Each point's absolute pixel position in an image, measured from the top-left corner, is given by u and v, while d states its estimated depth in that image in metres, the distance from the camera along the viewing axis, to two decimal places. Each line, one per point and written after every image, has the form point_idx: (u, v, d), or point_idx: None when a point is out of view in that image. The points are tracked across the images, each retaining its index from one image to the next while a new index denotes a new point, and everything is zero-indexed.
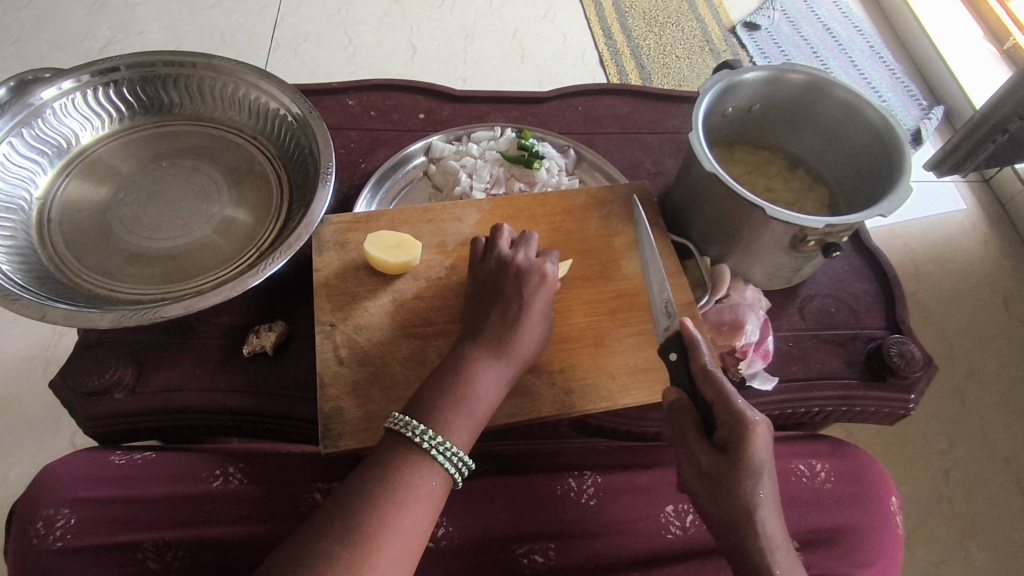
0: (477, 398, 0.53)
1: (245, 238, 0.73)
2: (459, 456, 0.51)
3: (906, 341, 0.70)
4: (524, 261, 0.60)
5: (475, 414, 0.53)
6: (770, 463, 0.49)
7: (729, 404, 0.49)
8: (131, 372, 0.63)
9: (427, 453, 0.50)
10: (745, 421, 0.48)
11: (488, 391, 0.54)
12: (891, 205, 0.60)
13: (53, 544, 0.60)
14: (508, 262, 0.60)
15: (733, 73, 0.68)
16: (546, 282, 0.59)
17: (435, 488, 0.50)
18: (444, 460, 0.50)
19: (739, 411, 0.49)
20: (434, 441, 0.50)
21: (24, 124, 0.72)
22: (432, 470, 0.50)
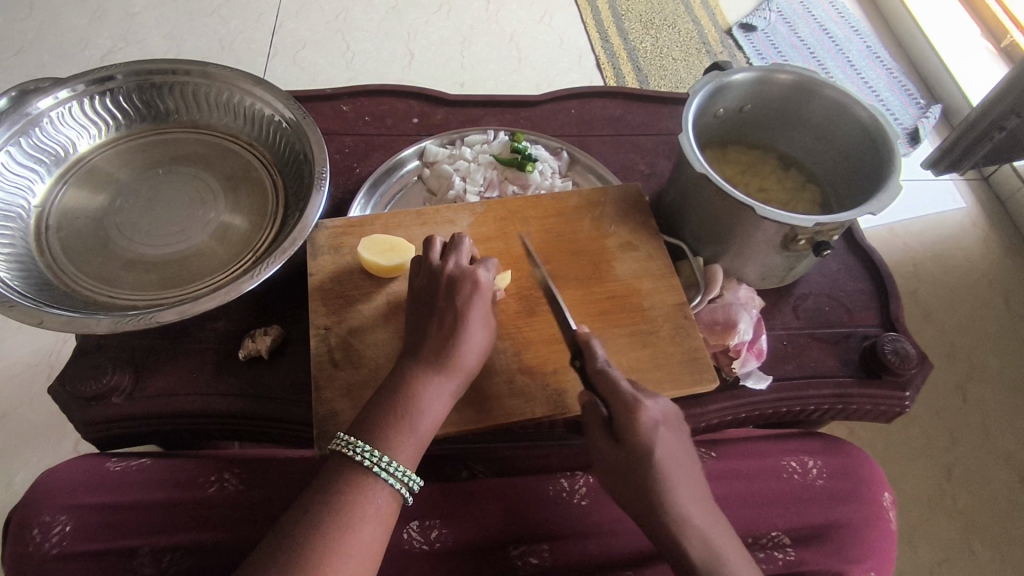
0: (419, 417, 0.54)
1: (241, 243, 0.73)
2: (404, 473, 0.52)
3: (901, 339, 0.70)
4: (453, 271, 0.59)
5: (416, 431, 0.53)
6: (671, 447, 0.52)
7: (618, 390, 0.53)
8: (129, 377, 0.63)
9: (370, 472, 0.51)
10: (635, 402, 0.52)
11: (433, 408, 0.54)
12: (880, 202, 0.60)
13: (49, 550, 0.59)
14: (438, 274, 0.59)
15: (722, 74, 0.69)
16: (477, 291, 0.58)
17: (384, 502, 0.51)
18: (389, 476, 0.51)
19: (625, 395, 0.52)
20: (376, 459, 0.51)
21: (21, 133, 0.73)
22: (377, 488, 0.51)
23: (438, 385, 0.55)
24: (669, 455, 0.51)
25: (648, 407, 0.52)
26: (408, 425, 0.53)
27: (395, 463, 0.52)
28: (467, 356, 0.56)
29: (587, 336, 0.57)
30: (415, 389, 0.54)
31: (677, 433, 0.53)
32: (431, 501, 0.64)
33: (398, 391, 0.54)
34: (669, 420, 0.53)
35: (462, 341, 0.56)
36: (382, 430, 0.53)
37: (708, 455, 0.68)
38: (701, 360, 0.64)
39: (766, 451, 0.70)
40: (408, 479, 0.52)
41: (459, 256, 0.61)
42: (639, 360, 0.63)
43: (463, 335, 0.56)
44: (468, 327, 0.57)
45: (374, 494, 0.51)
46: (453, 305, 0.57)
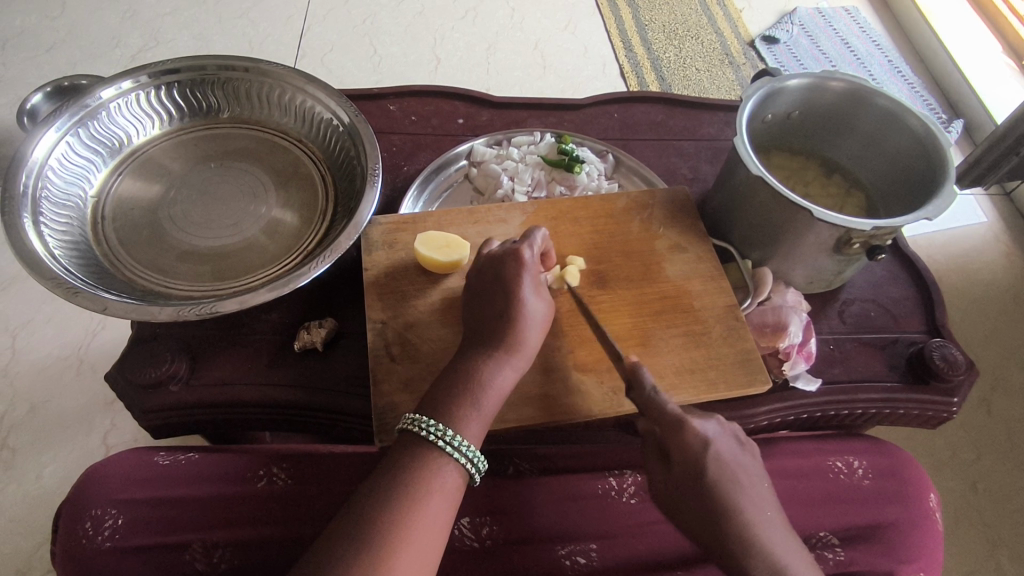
0: (484, 390, 0.54)
1: (292, 238, 0.74)
2: (471, 449, 0.52)
3: (947, 345, 0.71)
4: (496, 253, 0.61)
5: (481, 408, 0.54)
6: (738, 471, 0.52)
7: (664, 409, 0.53)
8: (186, 365, 0.64)
9: (436, 447, 0.51)
10: (683, 423, 0.51)
11: (497, 380, 0.55)
12: (937, 207, 0.61)
13: (102, 544, 0.59)
14: (484, 259, 0.62)
15: (775, 79, 0.70)
16: (523, 268, 0.59)
17: (451, 478, 0.51)
18: (455, 451, 0.52)
19: (671, 416, 0.52)
20: (441, 433, 0.52)
21: (80, 124, 0.74)
22: (445, 463, 0.51)
23: (499, 359, 0.56)
24: (726, 475, 0.51)
25: (698, 427, 0.52)
26: (473, 396, 0.54)
27: (459, 437, 0.52)
28: (526, 328, 0.58)
29: (636, 364, 0.56)
30: (479, 363, 0.55)
31: (737, 454, 0.53)
32: (480, 497, 0.65)
33: (462, 366, 0.56)
34: (726, 441, 0.53)
35: (519, 313, 0.57)
36: (449, 410, 0.53)
37: None
38: (755, 361, 0.64)
39: (812, 451, 0.70)
40: (473, 456, 0.52)
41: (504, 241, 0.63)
42: (692, 361, 0.64)
43: (516, 305, 0.57)
44: (519, 297, 0.58)
45: (441, 468, 0.51)
46: (505, 283, 0.59)
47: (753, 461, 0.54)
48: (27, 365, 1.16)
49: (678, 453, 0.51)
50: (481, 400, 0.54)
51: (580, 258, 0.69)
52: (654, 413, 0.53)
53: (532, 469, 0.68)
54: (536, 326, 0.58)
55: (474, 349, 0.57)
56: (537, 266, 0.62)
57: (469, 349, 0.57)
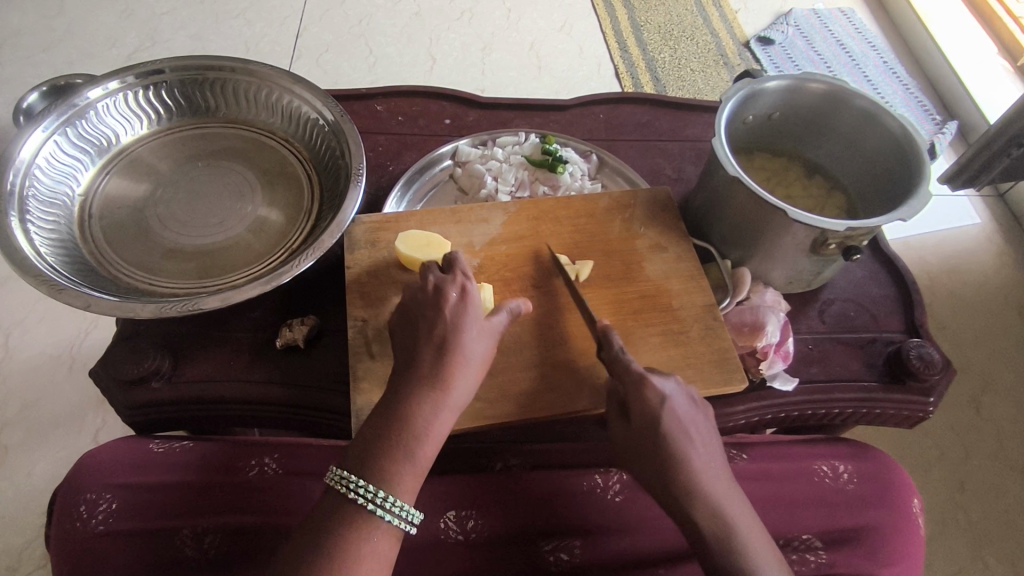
0: (420, 440, 0.52)
1: (277, 236, 0.75)
2: (403, 508, 0.51)
3: (926, 344, 0.71)
4: (431, 285, 0.58)
5: (417, 459, 0.52)
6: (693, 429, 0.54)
7: (628, 369, 0.55)
8: (169, 362, 0.65)
9: (366, 511, 0.50)
10: (643, 379, 0.54)
11: (433, 431, 0.53)
12: (911, 209, 0.61)
13: (95, 527, 0.60)
14: (419, 291, 0.58)
15: (755, 81, 0.70)
16: (463, 307, 0.56)
17: (382, 539, 0.50)
18: (387, 513, 0.50)
19: (633, 374, 0.55)
20: (372, 496, 0.50)
21: (68, 123, 0.75)
22: (376, 526, 0.50)
23: (434, 405, 0.53)
24: (679, 429, 0.53)
25: (657, 384, 0.54)
26: (408, 446, 0.52)
27: (392, 497, 0.50)
28: (463, 372, 0.55)
29: (607, 326, 0.59)
30: (413, 408, 0.53)
31: (690, 411, 0.55)
32: (466, 494, 0.65)
33: (394, 414, 0.53)
34: (682, 400, 0.55)
35: (455, 356, 0.55)
36: (381, 461, 0.51)
37: (740, 457, 0.70)
38: (732, 360, 0.65)
39: (798, 455, 0.71)
40: (407, 514, 0.51)
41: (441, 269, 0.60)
42: (669, 360, 0.64)
43: (455, 349, 0.55)
44: (459, 340, 0.55)
45: (373, 527, 0.50)
46: (440, 323, 0.56)
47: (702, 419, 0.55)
48: (21, 362, 1.17)
49: (638, 412, 0.54)
50: (415, 451, 0.52)
51: (589, 265, 0.69)
52: (619, 371, 0.56)
53: (520, 464, 0.68)
54: (475, 370, 0.56)
55: (407, 393, 0.54)
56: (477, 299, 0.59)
57: (401, 390, 0.54)
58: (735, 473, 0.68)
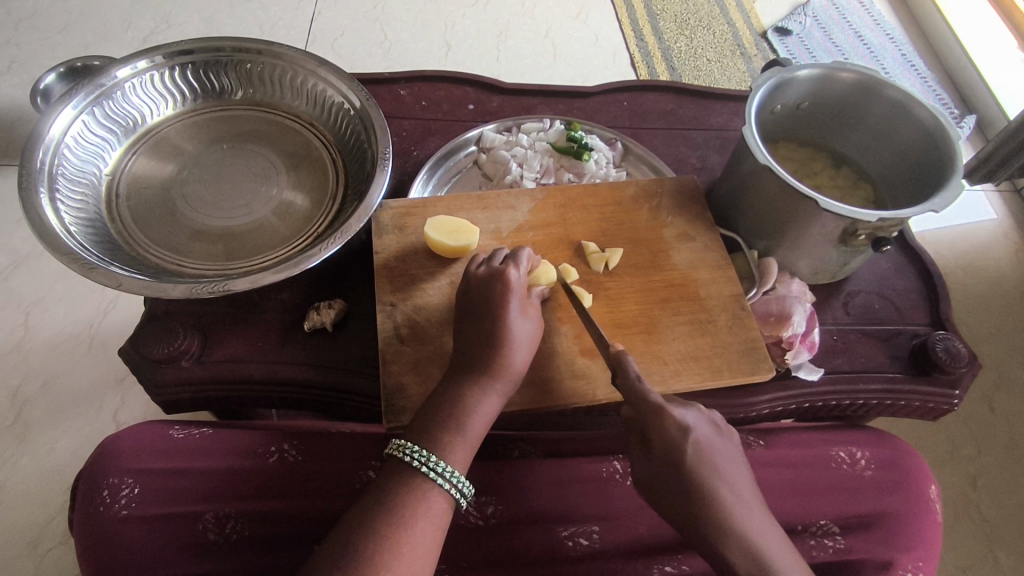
0: (470, 416, 0.56)
1: (304, 220, 0.75)
2: (455, 476, 0.54)
3: (951, 337, 0.71)
4: (482, 275, 0.61)
5: (468, 433, 0.55)
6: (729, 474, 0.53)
7: (647, 399, 0.53)
8: (197, 342, 0.65)
9: (420, 473, 0.53)
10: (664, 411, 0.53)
11: (482, 405, 0.56)
12: (943, 200, 0.61)
13: (118, 512, 0.60)
14: (472, 279, 0.62)
15: (784, 70, 0.70)
16: (508, 292, 0.59)
17: (437, 505, 0.53)
18: (439, 477, 0.53)
19: (653, 405, 0.53)
20: (426, 460, 0.53)
21: (95, 103, 0.75)
22: (429, 488, 0.53)
23: (485, 387, 0.57)
24: (700, 453, 0.52)
25: (678, 414, 0.53)
26: (458, 421, 0.55)
27: (444, 463, 0.54)
28: (513, 351, 0.58)
29: (620, 352, 0.57)
30: (464, 390, 0.56)
31: (716, 441, 0.54)
32: (487, 478, 0.66)
33: (448, 393, 0.57)
34: (705, 429, 0.54)
35: (505, 340, 0.58)
36: (433, 432, 0.55)
37: (757, 443, 0.70)
38: (759, 350, 0.65)
39: (815, 441, 0.71)
40: (458, 482, 0.54)
41: (492, 260, 0.63)
42: (697, 349, 0.65)
43: (504, 333, 0.58)
44: (507, 324, 0.58)
45: (426, 494, 0.53)
46: (491, 307, 0.59)
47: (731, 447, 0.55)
48: (39, 341, 1.18)
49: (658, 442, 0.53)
50: (465, 425, 0.55)
51: (618, 252, 0.69)
52: (637, 401, 0.54)
53: (538, 451, 0.69)
54: (524, 349, 0.59)
55: (459, 377, 0.57)
56: (525, 285, 0.62)
57: (455, 374, 0.58)
58: (752, 459, 0.69)
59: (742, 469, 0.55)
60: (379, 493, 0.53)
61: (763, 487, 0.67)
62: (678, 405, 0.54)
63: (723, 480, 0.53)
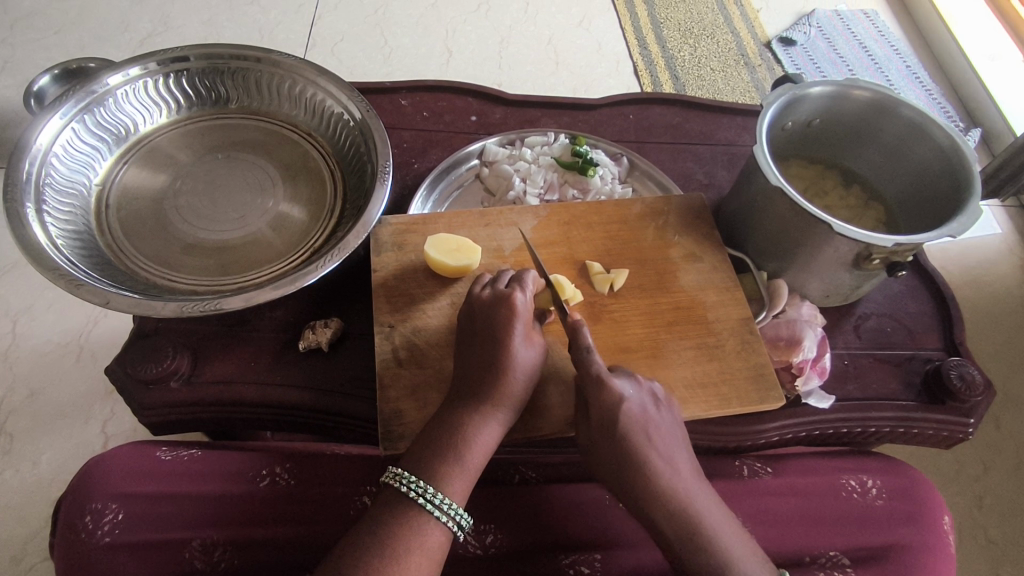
0: (469, 446, 0.53)
1: (300, 234, 0.73)
2: (453, 508, 0.51)
3: (966, 364, 0.69)
4: (487, 298, 0.58)
5: (466, 463, 0.53)
6: (671, 444, 0.55)
7: (588, 370, 0.54)
8: (188, 361, 0.63)
9: (416, 505, 0.51)
10: (604, 381, 0.54)
11: (482, 434, 0.54)
12: (960, 224, 0.59)
13: (101, 539, 0.58)
14: (475, 302, 0.59)
15: (797, 87, 0.68)
16: (513, 318, 0.56)
17: (434, 538, 0.51)
18: (437, 509, 0.51)
19: (593, 374, 0.54)
20: (423, 491, 0.51)
21: (86, 110, 0.73)
22: (426, 521, 0.50)
23: (486, 415, 0.54)
24: (639, 428, 0.54)
25: (616, 386, 0.54)
26: (456, 451, 0.53)
27: (442, 494, 0.51)
28: (514, 379, 0.56)
29: (577, 320, 0.56)
30: (464, 418, 0.54)
31: (654, 412, 0.55)
32: (487, 505, 0.64)
33: (447, 421, 0.54)
34: (642, 399, 0.55)
35: (507, 367, 0.56)
36: (430, 463, 0.52)
37: (763, 471, 0.68)
38: (768, 376, 0.63)
39: (824, 469, 0.69)
40: (456, 513, 0.52)
41: (497, 282, 0.61)
42: (704, 375, 0.63)
43: (507, 359, 0.56)
44: (510, 350, 0.56)
45: (423, 526, 0.50)
46: (494, 332, 0.57)
47: (668, 417, 0.56)
48: (28, 350, 1.15)
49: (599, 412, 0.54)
50: (464, 455, 0.53)
51: (624, 273, 0.67)
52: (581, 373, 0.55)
53: (538, 477, 0.67)
54: (525, 376, 0.56)
55: (458, 405, 0.55)
56: (530, 309, 0.59)
57: (455, 402, 0.55)
58: (759, 487, 0.67)
59: (682, 441, 0.56)
60: (374, 525, 0.50)
61: (771, 516, 0.65)
62: (619, 376, 0.56)
63: (664, 452, 0.54)
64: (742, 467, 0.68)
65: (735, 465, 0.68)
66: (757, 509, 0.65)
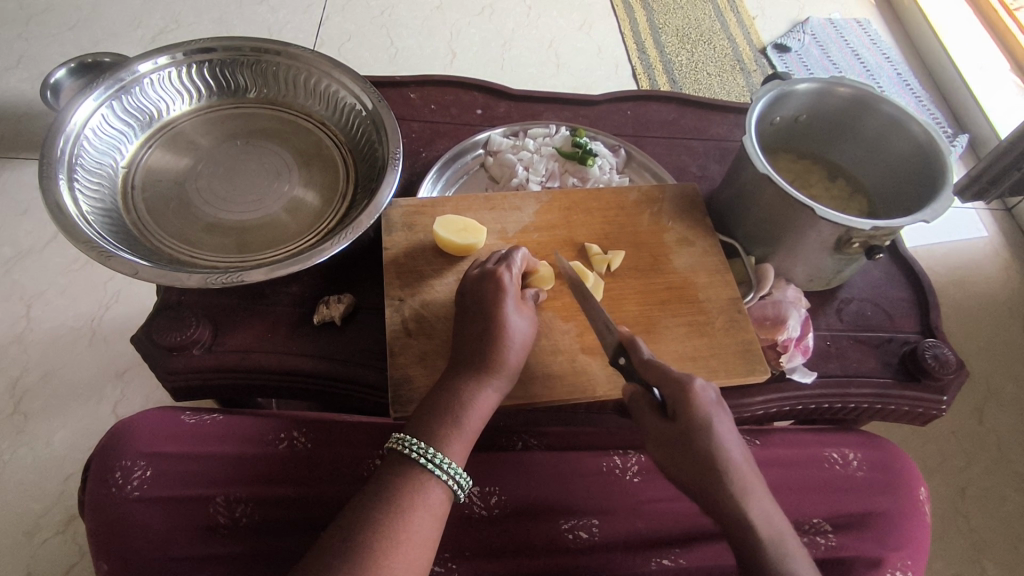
0: (468, 410, 0.57)
1: (314, 216, 0.77)
2: (453, 468, 0.55)
3: (940, 344, 0.73)
4: (476, 276, 0.63)
5: (465, 426, 0.57)
6: (741, 446, 0.55)
7: (663, 369, 0.56)
8: (209, 331, 0.67)
9: (419, 465, 0.55)
10: (686, 380, 0.55)
11: (479, 399, 0.58)
12: (934, 211, 0.63)
13: (131, 493, 0.62)
14: (467, 280, 0.64)
15: (784, 83, 0.73)
16: (501, 293, 0.61)
17: (435, 495, 0.54)
18: (438, 469, 0.55)
19: (673, 375, 0.55)
20: (424, 452, 0.55)
21: (115, 96, 0.77)
22: (427, 480, 0.54)
23: (483, 381, 0.58)
24: (722, 429, 0.54)
25: (699, 385, 0.55)
26: (456, 414, 0.57)
27: (441, 455, 0.55)
28: (509, 348, 0.59)
29: (631, 335, 0.59)
30: (462, 385, 0.58)
31: (727, 416, 0.55)
32: (488, 469, 0.67)
33: (447, 387, 0.58)
34: (718, 403, 0.56)
35: (501, 337, 0.59)
36: (432, 426, 0.56)
37: (752, 442, 0.72)
38: (755, 352, 0.67)
39: (808, 442, 0.73)
40: (455, 473, 0.55)
41: (487, 262, 0.65)
42: (695, 349, 0.67)
43: (499, 330, 0.59)
44: (502, 321, 0.60)
45: (425, 485, 0.54)
46: (489, 306, 0.61)
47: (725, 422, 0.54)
48: (43, 333, 1.19)
49: (683, 410, 0.54)
50: (462, 419, 0.57)
51: (620, 254, 0.71)
52: (653, 373, 0.56)
53: (539, 445, 0.71)
54: (518, 345, 0.60)
55: (459, 371, 0.59)
56: (518, 286, 0.63)
57: (458, 368, 0.59)
58: None
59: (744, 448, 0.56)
60: (379, 484, 0.54)
61: None
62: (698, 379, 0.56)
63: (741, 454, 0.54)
64: None
65: None
66: None
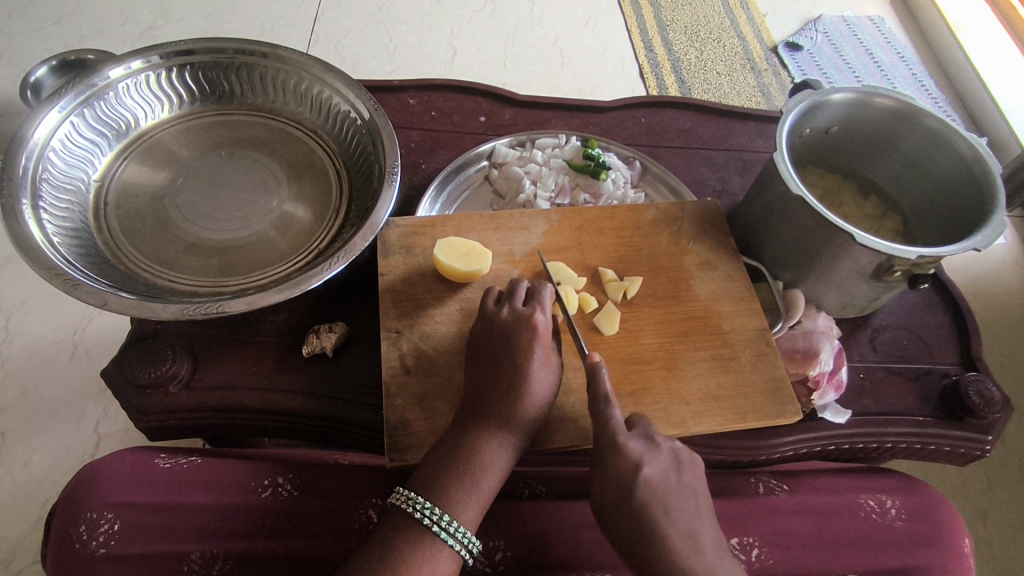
0: (480, 468, 0.51)
1: (304, 235, 0.71)
2: (465, 533, 0.50)
3: (984, 379, 0.68)
4: (507, 321, 0.56)
5: (479, 486, 0.51)
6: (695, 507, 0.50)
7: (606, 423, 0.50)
8: (187, 365, 0.61)
9: (430, 532, 0.49)
10: (617, 443, 0.49)
11: (493, 455, 0.52)
12: (986, 237, 0.57)
13: (97, 550, 0.56)
14: (492, 320, 0.57)
15: (817, 92, 0.66)
16: (534, 342, 0.54)
17: (444, 564, 0.49)
18: (449, 536, 0.49)
19: (610, 433, 0.49)
20: (437, 518, 0.49)
21: (86, 104, 0.71)
22: (438, 549, 0.49)
23: (495, 431, 0.52)
24: (659, 502, 0.48)
25: (633, 448, 0.49)
26: (467, 472, 0.51)
27: (454, 520, 0.49)
28: (524, 394, 0.53)
29: (596, 361, 0.52)
30: (473, 437, 0.52)
31: (675, 478, 0.50)
32: (495, 522, 0.62)
33: (454, 438, 0.52)
34: (664, 464, 0.49)
35: (517, 382, 0.53)
36: (439, 484, 0.50)
37: (779, 488, 0.67)
38: (785, 390, 0.62)
39: (841, 488, 0.68)
40: (469, 540, 0.50)
41: (513, 298, 0.58)
42: (719, 387, 0.61)
43: (517, 375, 0.53)
44: (518, 364, 0.54)
45: (434, 554, 0.48)
46: (502, 345, 0.55)
47: (693, 478, 0.51)
48: (20, 347, 1.13)
49: (610, 475, 0.49)
50: (475, 477, 0.51)
51: (638, 280, 0.65)
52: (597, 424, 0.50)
53: (547, 492, 0.66)
54: (541, 398, 0.54)
55: (467, 420, 0.53)
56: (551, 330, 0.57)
57: (465, 417, 0.53)
58: (775, 505, 0.65)
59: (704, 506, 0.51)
60: (380, 548, 0.49)
61: (789, 536, 0.63)
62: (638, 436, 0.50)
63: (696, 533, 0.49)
64: (757, 484, 0.67)
65: (750, 483, 0.67)
66: (773, 528, 0.63)
